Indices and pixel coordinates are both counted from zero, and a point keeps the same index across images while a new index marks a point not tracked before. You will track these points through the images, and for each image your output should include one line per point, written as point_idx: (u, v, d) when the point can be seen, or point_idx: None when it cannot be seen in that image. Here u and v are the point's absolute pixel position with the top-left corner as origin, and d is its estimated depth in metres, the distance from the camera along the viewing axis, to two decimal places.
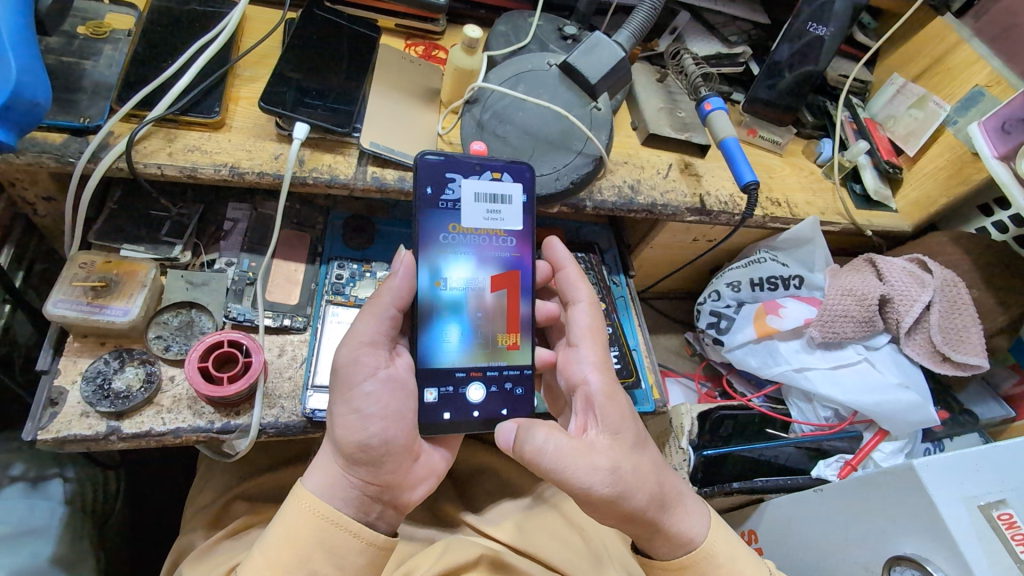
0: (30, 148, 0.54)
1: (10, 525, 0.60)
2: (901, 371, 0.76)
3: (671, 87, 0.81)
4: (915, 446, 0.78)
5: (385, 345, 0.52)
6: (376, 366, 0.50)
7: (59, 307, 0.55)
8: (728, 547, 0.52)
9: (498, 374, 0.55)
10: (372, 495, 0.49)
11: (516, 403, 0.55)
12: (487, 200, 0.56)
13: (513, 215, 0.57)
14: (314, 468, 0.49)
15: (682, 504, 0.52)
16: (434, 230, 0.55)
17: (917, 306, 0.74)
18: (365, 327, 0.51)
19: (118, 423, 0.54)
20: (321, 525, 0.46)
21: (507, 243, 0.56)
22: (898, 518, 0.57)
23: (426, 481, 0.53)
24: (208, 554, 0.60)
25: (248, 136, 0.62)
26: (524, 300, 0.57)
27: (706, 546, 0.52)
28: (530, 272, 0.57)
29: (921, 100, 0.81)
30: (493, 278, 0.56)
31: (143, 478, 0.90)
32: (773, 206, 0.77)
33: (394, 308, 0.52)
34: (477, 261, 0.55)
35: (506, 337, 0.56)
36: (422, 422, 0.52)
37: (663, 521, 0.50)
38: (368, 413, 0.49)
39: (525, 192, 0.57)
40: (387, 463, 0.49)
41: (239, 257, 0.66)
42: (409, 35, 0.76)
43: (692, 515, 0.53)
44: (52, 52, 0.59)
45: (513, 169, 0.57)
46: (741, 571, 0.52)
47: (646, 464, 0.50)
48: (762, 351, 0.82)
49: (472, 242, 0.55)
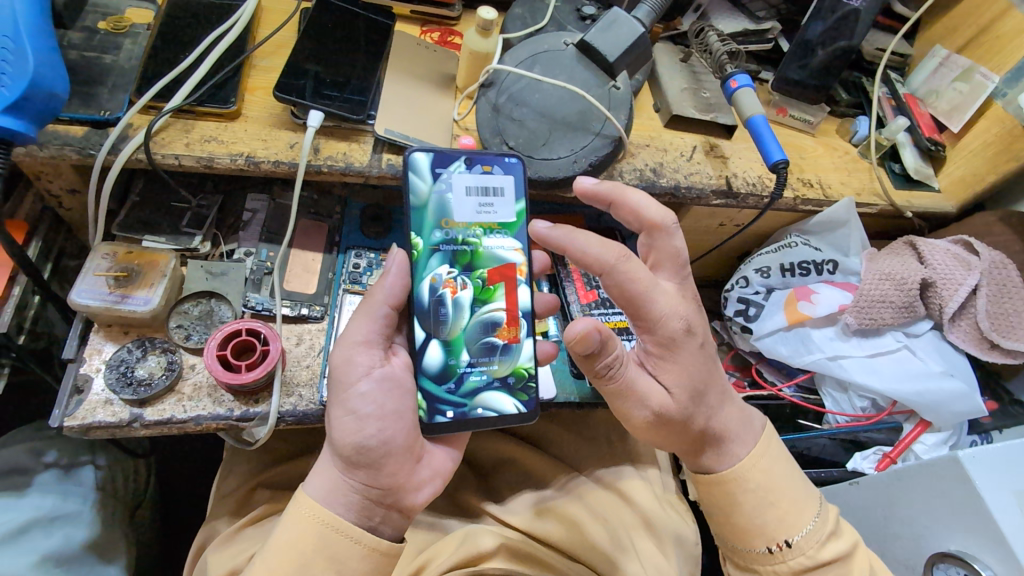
0: (53, 141, 0.55)
1: (43, 509, 0.62)
2: (944, 359, 0.72)
3: (695, 66, 0.78)
4: (960, 438, 0.74)
5: (379, 344, 0.51)
6: (370, 365, 0.49)
7: (83, 296, 0.56)
8: (764, 476, 0.53)
9: (498, 370, 0.55)
10: (373, 498, 0.48)
11: (519, 397, 0.55)
12: (479, 192, 0.55)
13: (507, 207, 0.55)
14: (317, 471, 0.48)
15: (730, 443, 0.53)
16: (426, 227, 0.53)
17: (963, 290, 0.70)
18: (358, 326, 0.50)
19: (141, 410, 0.55)
20: (322, 531, 0.45)
21: (503, 236, 0.55)
22: (943, 513, 0.54)
23: (431, 483, 0.52)
24: (231, 541, 0.61)
25: (264, 126, 0.61)
26: (521, 292, 0.56)
27: (738, 472, 0.53)
28: (527, 262, 0.56)
29: (965, 72, 0.76)
30: (489, 272, 0.55)
31: (175, 466, 0.92)
32: (804, 187, 0.74)
33: (388, 305, 0.50)
34: (471, 257, 0.54)
35: (506, 332, 0.55)
36: (425, 421, 0.52)
37: (710, 448, 0.53)
38: (364, 414, 0.47)
39: (518, 182, 0.56)
40: (388, 464, 0.48)
41: (257, 247, 0.66)
42: (425, 21, 0.75)
43: (740, 442, 0.54)
44: (74, 47, 0.60)
45: (503, 161, 0.55)
46: (775, 499, 0.52)
47: (707, 400, 0.52)
48: (793, 339, 0.77)
49: (465, 236, 0.54)
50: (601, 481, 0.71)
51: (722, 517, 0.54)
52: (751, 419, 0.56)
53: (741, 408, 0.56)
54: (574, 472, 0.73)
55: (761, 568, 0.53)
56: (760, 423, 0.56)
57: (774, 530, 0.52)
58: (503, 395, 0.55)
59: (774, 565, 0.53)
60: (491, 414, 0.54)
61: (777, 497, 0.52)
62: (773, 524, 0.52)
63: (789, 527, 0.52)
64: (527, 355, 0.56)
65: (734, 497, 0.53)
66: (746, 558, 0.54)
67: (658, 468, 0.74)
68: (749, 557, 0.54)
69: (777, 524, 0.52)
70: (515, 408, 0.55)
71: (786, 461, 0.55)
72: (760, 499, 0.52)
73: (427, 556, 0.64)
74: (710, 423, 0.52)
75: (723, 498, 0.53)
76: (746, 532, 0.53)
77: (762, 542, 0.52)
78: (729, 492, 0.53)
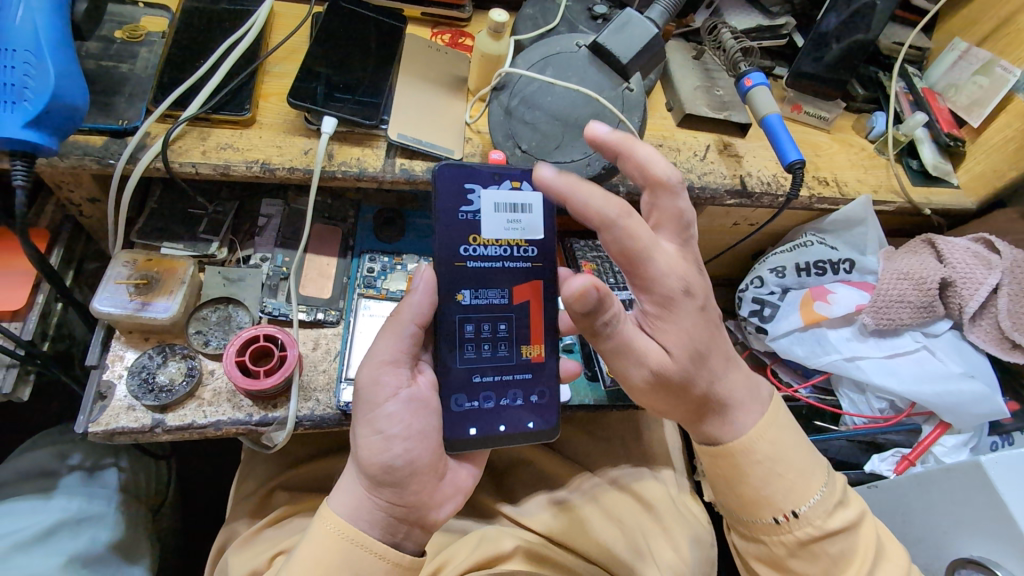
0: (73, 152, 0.56)
1: (69, 511, 0.63)
2: (964, 360, 0.71)
3: (708, 64, 0.77)
4: (982, 440, 0.73)
5: (406, 363, 0.51)
6: (397, 386, 0.50)
7: (105, 305, 0.57)
8: (771, 447, 0.51)
9: (522, 387, 0.55)
10: (398, 516, 0.48)
11: (541, 414, 0.56)
12: (508, 208, 0.55)
13: (534, 224, 0.55)
14: (342, 486, 0.49)
15: (734, 410, 0.52)
16: (454, 243, 0.53)
17: (983, 289, 0.69)
18: (385, 345, 0.51)
19: (162, 416, 0.56)
20: (345, 545, 0.46)
21: (529, 253, 0.55)
22: (963, 517, 0.54)
23: (453, 499, 0.52)
24: (251, 541, 0.62)
25: (278, 132, 0.62)
26: (547, 308, 0.56)
27: (745, 440, 0.52)
28: (553, 281, 0.56)
29: (986, 66, 0.75)
30: (516, 289, 0.55)
31: (194, 466, 0.94)
32: (820, 185, 0.73)
33: (415, 325, 0.51)
34: (499, 272, 0.54)
35: (531, 348, 0.56)
36: (448, 438, 0.52)
37: (712, 413, 0.52)
38: (391, 434, 0.48)
39: (546, 200, 0.56)
40: (412, 484, 0.48)
41: (273, 252, 0.67)
42: (435, 23, 0.75)
43: (744, 407, 0.53)
44: (91, 57, 0.61)
45: (532, 177, 0.55)
46: (781, 471, 0.51)
47: (709, 365, 0.51)
48: (810, 340, 0.77)
49: (492, 253, 0.54)
50: (616, 482, 0.72)
51: (728, 486, 0.53)
52: (756, 386, 0.54)
53: (745, 374, 0.54)
54: (589, 473, 0.73)
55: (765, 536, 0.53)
56: (767, 390, 0.55)
57: (779, 499, 0.51)
58: (525, 412, 0.55)
59: (780, 536, 0.52)
60: (513, 431, 0.55)
61: (785, 468, 0.51)
62: (779, 494, 0.51)
63: (795, 497, 0.51)
64: (551, 370, 0.57)
65: (740, 467, 0.52)
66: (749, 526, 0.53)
67: (672, 470, 0.74)
68: (755, 528, 0.53)
69: (780, 492, 0.51)
70: (537, 425, 0.56)
71: (791, 427, 0.54)
72: (766, 470, 0.51)
73: (443, 557, 0.64)
74: (712, 387, 0.51)
75: (730, 468, 0.52)
76: (749, 499, 0.52)
77: (769, 513, 0.51)
78: (735, 463, 0.52)
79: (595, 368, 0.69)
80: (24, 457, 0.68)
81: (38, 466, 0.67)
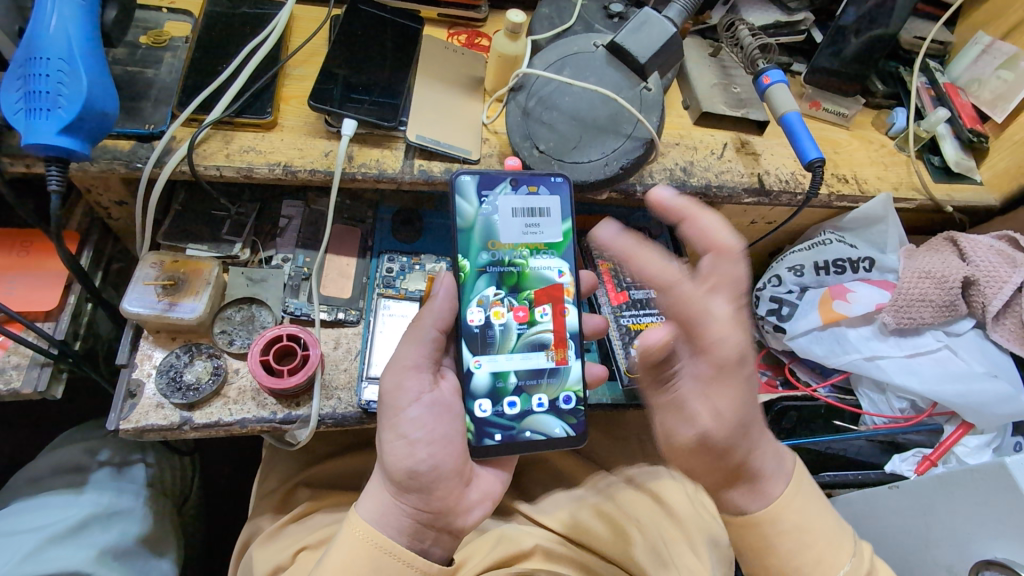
0: (102, 156, 0.57)
1: (100, 506, 0.65)
2: (987, 359, 0.70)
3: (725, 61, 0.76)
4: (1005, 440, 0.71)
5: (427, 367, 0.52)
6: (420, 391, 0.51)
7: (134, 305, 0.59)
8: (798, 517, 0.50)
9: (548, 391, 0.56)
10: (424, 521, 0.49)
11: (566, 420, 0.56)
12: (525, 214, 0.56)
13: (552, 228, 0.57)
14: (372, 493, 0.50)
15: (766, 478, 0.51)
16: (472, 249, 0.55)
17: (1007, 288, 0.68)
18: (407, 349, 0.52)
19: (190, 413, 0.58)
20: (375, 553, 0.46)
21: (548, 257, 0.57)
22: (986, 521, 0.54)
23: (481, 505, 0.53)
24: (277, 537, 0.63)
25: (299, 134, 0.63)
26: (569, 313, 0.57)
27: (771, 510, 0.50)
28: (574, 283, 0.57)
29: (1011, 60, 0.74)
30: (536, 293, 0.56)
31: (216, 463, 0.96)
32: (840, 183, 0.72)
33: (436, 329, 0.52)
34: (518, 277, 0.56)
35: (554, 352, 0.56)
36: (473, 445, 0.53)
37: (754, 503, 0.51)
38: (414, 438, 0.50)
39: (563, 203, 0.57)
40: (437, 488, 0.49)
41: (294, 253, 0.68)
42: (452, 24, 0.75)
43: (778, 488, 0.51)
44: (118, 63, 0.62)
45: (548, 181, 0.57)
46: (808, 542, 0.49)
47: (755, 454, 0.51)
48: (828, 339, 0.76)
49: (511, 257, 0.55)
50: (633, 481, 0.72)
51: (751, 553, 0.51)
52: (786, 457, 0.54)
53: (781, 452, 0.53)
54: (605, 473, 0.73)
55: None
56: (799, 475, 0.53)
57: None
58: (552, 418, 0.55)
59: None
60: (541, 438, 0.55)
61: (812, 545, 0.49)
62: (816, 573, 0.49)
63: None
64: (577, 376, 0.56)
65: (768, 541, 0.50)
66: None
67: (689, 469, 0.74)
68: None
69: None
70: (565, 431, 0.56)
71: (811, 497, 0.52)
72: (795, 543, 0.49)
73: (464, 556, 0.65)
74: (749, 458, 0.50)
75: (756, 540, 0.51)
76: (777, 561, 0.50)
77: None
78: (761, 531, 0.50)
79: (613, 367, 0.69)
80: (54, 453, 0.70)
81: (69, 461, 0.69)
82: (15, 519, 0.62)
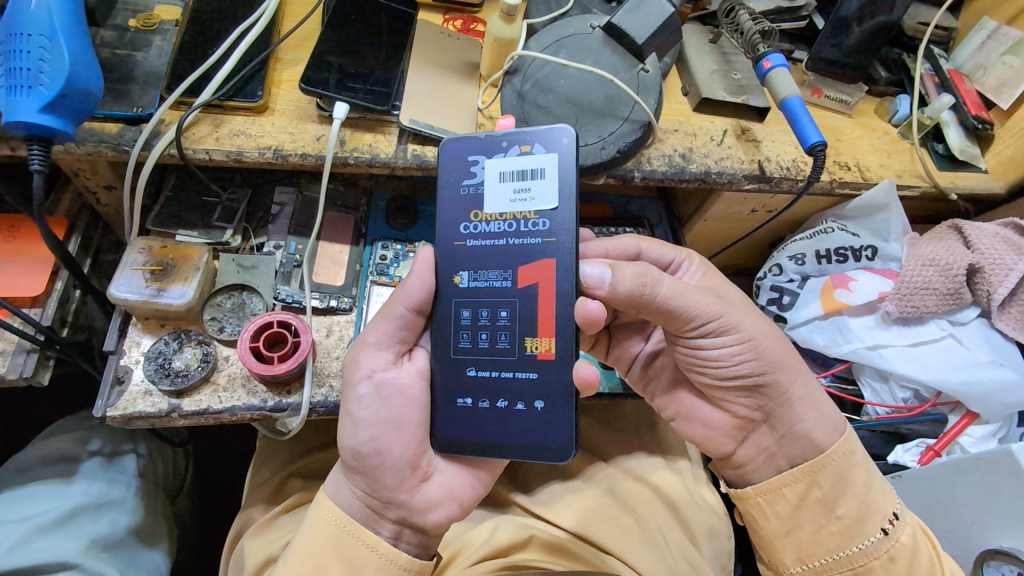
0: (89, 138, 0.56)
1: (89, 494, 0.64)
2: (992, 348, 0.69)
3: (725, 47, 0.74)
4: (1013, 430, 0.69)
5: (390, 346, 0.52)
6: (374, 367, 0.51)
7: (121, 290, 0.58)
8: (863, 451, 0.52)
9: (525, 390, 0.50)
10: (376, 508, 0.49)
11: (538, 421, 0.49)
12: (516, 180, 0.51)
13: (546, 193, 0.50)
14: (339, 476, 0.51)
15: (807, 377, 0.53)
16: (455, 221, 0.52)
17: (1013, 276, 0.67)
18: (375, 327, 0.52)
19: (178, 400, 0.57)
20: (340, 534, 0.48)
21: (539, 227, 0.50)
22: (992, 510, 0.53)
23: (444, 504, 0.51)
24: (267, 527, 0.63)
25: (291, 118, 0.62)
26: (558, 297, 0.49)
27: (842, 421, 0.53)
28: (571, 256, 0.49)
29: (1017, 44, 0.72)
30: (523, 271, 0.50)
31: (209, 455, 0.95)
32: (841, 170, 0.71)
33: (404, 307, 0.51)
34: (504, 253, 0.51)
35: (537, 343, 0.50)
36: (435, 437, 0.50)
37: (794, 451, 0.52)
38: (360, 418, 0.49)
39: (562, 163, 0.50)
40: (384, 476, 0.49)
41: (286, 239, 0.67)
42: (447, 9, 0.73)
43: (819, 426, 0.52)
44: (106, 45, 0.61)
45: (544, 139, 0.51)
46: (874, 475, 0.51)
47: (773, 387, 0.52)
48: (830, 328, 0.75)
49: (499, 229, 0.51)
50: (629, 473, 0.71)
51: (833, 500, 0.50)
52: (824, 392, 0.53)
53: (815, 383, 0.53)
54: (603, 464, 0.72)
55: (828, 554, 0.51)
56: (838, 415, 0.53)
57: (863, 518, 0.50)
58: (530, 423, 0.49)
59: (889, 550, 0.49)
60: (513, 443, 0.49)
61: (875, 478, 0.51)
62: (856, 505, 0.50)
63: (876, 508, 0.50)
64: (564, 378, 0.49)
65: (847, 476, 0.50)
66: (817, 548, 0.51)
67: (688, 461, 0.73)
68: (858, 543, 0.50)
69: (856, 507, 0.50)
70: (544, 441, 0.49)
71: (848, 433, 0.52)
72: (837, 479, 0.50)
73: (458, 546, 0.64)
74: (795, 363, 0.52)
75: (836, 482, 0.50)
76: (818, 501, 0.51)
77: (875, 526, 0.49)
78: (842, 475, 0.50)
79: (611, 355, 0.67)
80: (44, 443, 0.69)
81: (58, 451, 0.68)
82: (5, 508, 0.61)
